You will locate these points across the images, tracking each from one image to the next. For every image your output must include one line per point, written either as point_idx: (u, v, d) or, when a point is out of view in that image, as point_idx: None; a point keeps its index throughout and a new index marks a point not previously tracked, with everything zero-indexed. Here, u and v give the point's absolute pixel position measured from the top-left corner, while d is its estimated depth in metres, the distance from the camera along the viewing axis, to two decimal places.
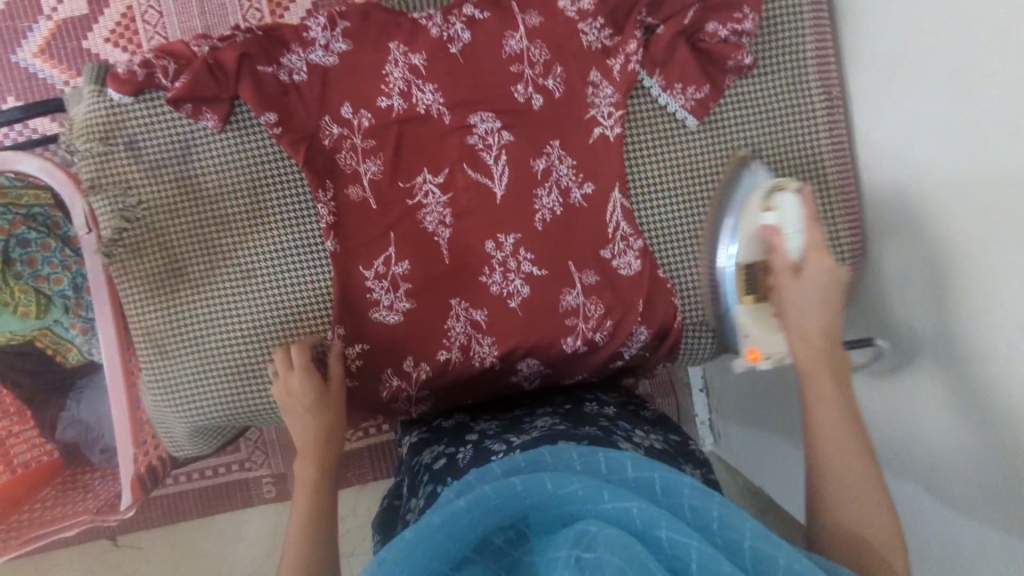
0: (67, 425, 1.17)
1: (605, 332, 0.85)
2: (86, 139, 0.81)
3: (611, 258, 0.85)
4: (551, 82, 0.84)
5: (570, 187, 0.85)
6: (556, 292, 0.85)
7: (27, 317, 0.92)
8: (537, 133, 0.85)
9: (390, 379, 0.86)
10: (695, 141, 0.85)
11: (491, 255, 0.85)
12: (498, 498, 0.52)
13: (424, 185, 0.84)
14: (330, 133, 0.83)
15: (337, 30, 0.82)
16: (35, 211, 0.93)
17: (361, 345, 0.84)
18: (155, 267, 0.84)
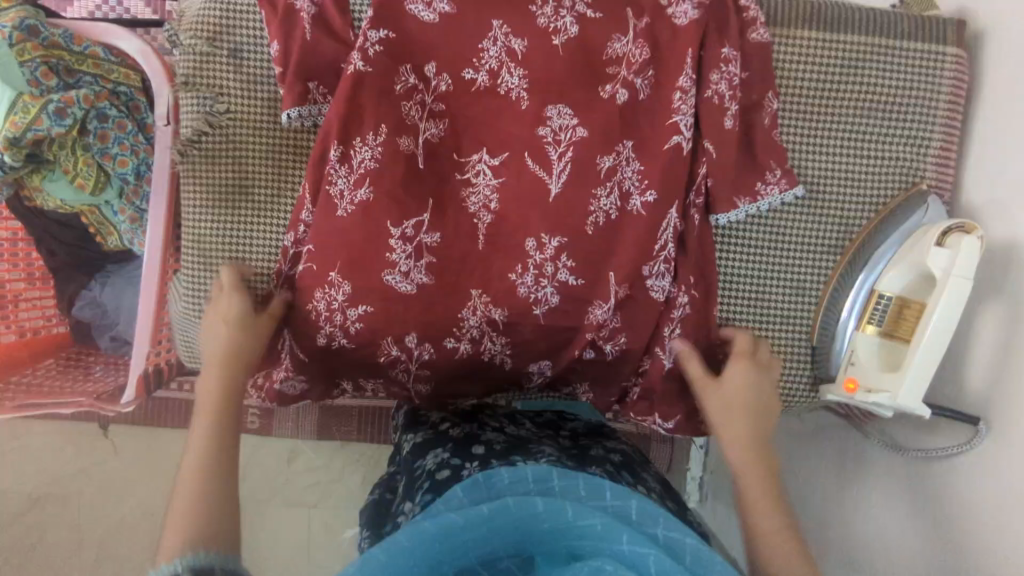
0: (86, 304, 1.15)
1: (616, 346, 0.81)
2: (192, 35, 0.80)
3: (648, 276, 0.79)
4: (641, 82, 0.77)
5: (631, 192, 0.77)
6: (584, 303, 0.79)
7: (83, 189, 0.91)
8: (612, 132, 0.77)
9: (388, 348, 0.80)
10: (793, 209, 0.82)
11: (529, 253, 0.77)
12: (514, 513, 0.52)
13: (477, 163, 0.78)
14: (404, 81, 0.77)
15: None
16: (121, 88, 0.90)
17: (365, 308, 0.77)
18: (220, 179, 0.82)
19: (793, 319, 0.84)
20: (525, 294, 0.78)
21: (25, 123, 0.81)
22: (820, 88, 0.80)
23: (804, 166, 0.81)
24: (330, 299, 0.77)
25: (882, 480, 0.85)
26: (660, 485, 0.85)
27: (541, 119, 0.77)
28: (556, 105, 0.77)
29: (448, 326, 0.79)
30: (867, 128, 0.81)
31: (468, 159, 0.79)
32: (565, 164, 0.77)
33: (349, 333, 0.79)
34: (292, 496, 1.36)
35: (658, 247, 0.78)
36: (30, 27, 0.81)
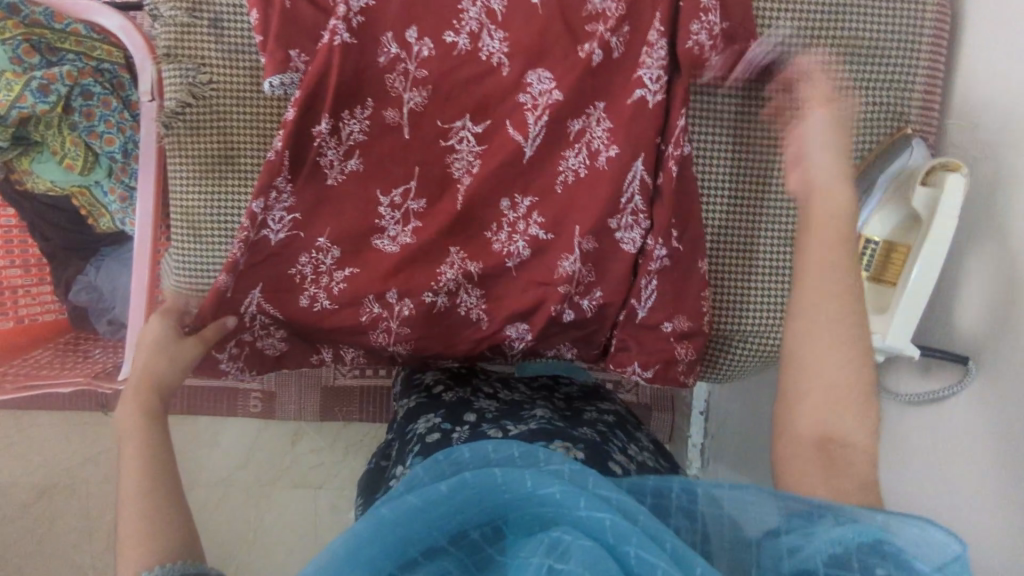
0: (81, 289, 1.15)
1: (593, 300, 0.83)
2: (172, 6, 0.80)
3: (616, 229, 0.80)
4: (615, 41, 0.77)
5: (599, 149, 0.79)
6: (555, 257, 0.81)
7: (71, 169, 0.91)
8: (587, 90, 0.78)
9: (369, 306, 0.83)
10: (777, 157, 0.82)
11: (503, 213, 0.81)
12: (473, 489, 0.51)
13: (461, 130, 0.80)
14: (387, 52, 0.77)
15: None
16: (104, 65, 0.89)
17: (349, 269, 0.82)
18: (206, 149, 0.82)
19: (782, 268, 0.84)
20: (499, 249, 0.82)
21: (8, 100, 0.81)
22: (800, 36, 0.80)
23: None
24: (317, 263, 0.81)
25: (878, 428, 0.85)
26: (654, 443, 0.87)
27: (520, 86, 0.78)
28: (536, 70, 0.78)
29: (424, 283, 0.82)
30: (848, 75, 0.80)
31: (452, 126, 0.80)
32: (541, 128, 0.78)
33: (332, 294, 0.82)
34: (297, 477, 1.37)
35: (623, 201, 0.79)
36: (9, 5, 0.82)
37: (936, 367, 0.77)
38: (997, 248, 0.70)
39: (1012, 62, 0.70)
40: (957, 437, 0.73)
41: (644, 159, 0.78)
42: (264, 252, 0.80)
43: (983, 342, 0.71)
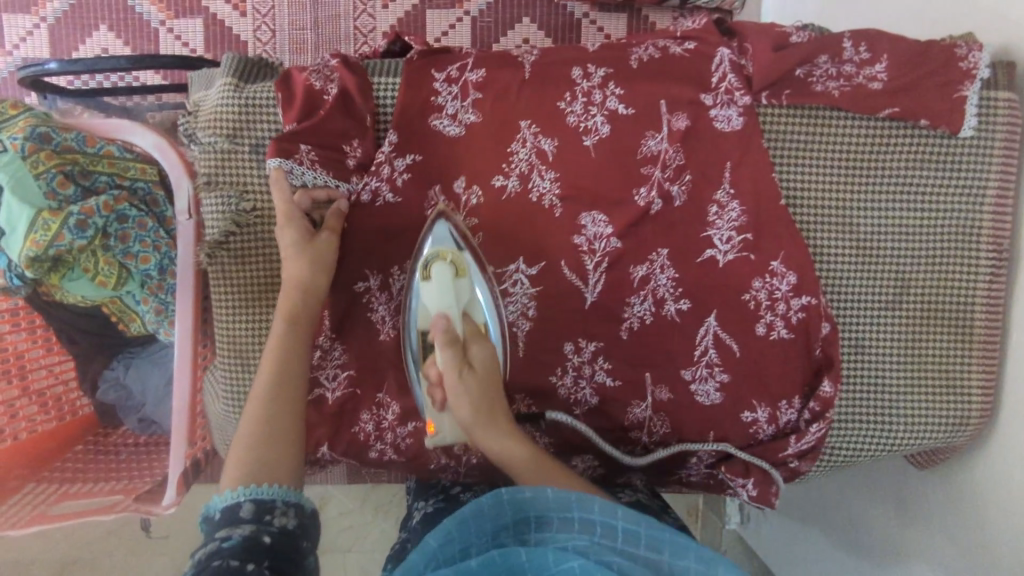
0: (110, 387, 1.13)
1: (666, 447, 0.83)
2: (212, 133, 0.77)
3: (690, 381, 0.80)
4: (676, 189, 0.77)
5: (666, 298, 0.79)
6: (624, 404, 0.82)
7: (103, 287, 0.87)
8: (648, 237, 0.78)
9: (437, 458, 0.83)
10: (849, 268, 0.78)
11: (568, 357, 0.81)
12: (501, 565, 0.54)
13: (514, 273, 0.80)
14: (435, 205, 0.78)
15: (469, 100, 0.77)
16: (138, 184, 0.86)
17: (413, 424, 0.81)
18: (252, 277, 0.79)
19: (856, 380, 0.80)
20: (565, 395, 0.82)
21: (47, 240, 0.76)
22: (867, 142, 0.75)
23: (859, 224, 0.77)
24: (379, 420, 0.81)
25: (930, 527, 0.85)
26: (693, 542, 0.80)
27: (574, 228, 0.78)
28: (591, 213, 0.78)
29: None
30: (920, 180, 0.75)
31: (505, 270, 0.80)
32: (601, 276, 0.79)
33: (400, 448, 0.82)
34: (324, 546, 1.35)
35: (698, 354, 0.79)
36: (41, 134, 0.78)
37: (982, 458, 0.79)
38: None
39: None
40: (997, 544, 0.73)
41: (719, 314, 0.79)
42: (348, 406, 0.81)
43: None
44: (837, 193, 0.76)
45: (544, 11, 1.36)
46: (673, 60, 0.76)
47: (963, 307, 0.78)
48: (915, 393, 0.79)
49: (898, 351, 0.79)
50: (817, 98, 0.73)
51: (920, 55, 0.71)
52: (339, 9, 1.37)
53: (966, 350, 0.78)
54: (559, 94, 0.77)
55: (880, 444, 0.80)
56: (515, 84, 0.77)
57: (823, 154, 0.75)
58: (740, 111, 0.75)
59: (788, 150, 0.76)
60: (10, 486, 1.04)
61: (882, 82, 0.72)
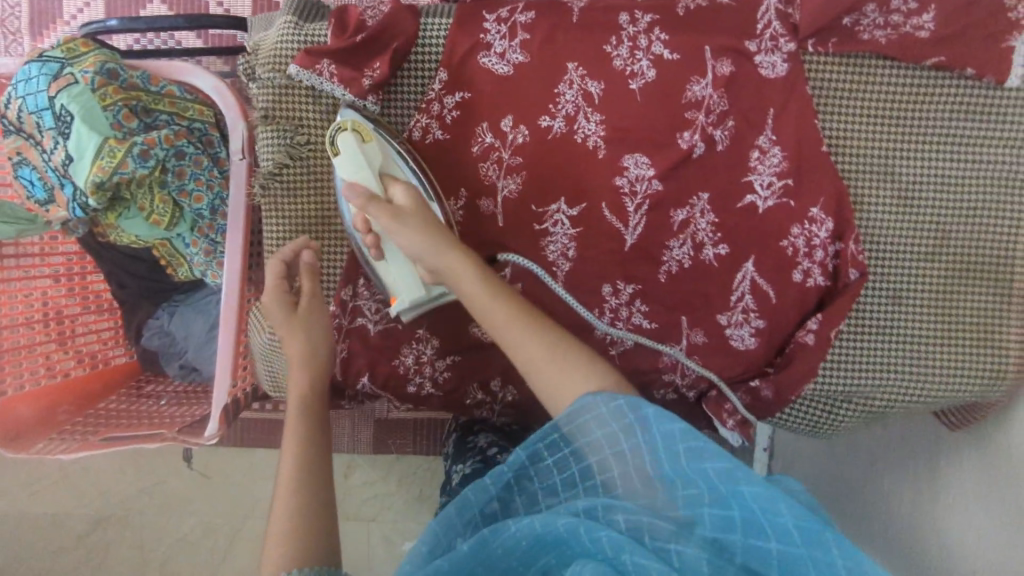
0: (154, 333, 1.16)
1: (698, 391, 0.86)
2: (270, 70, 0.79)
3: (726, 325, 0.82)
4: (719, 134, 0.79)
5: (705, 243, 0.81)
6: (659, 346, 0.84)
7: (157, 225, 0.90)
8: (688, 182, 0.80)
9: (474, 393, 0.85)
10: (890, 218, 0.78)
11: (605, 299, 0.83)
12: (493, 543, 0.53)
13: (555, 214, 0.82)
14: (482, 142, 0.81)
15: (516, 40, 0.79)
16: (195, 124, 0.89)
17: (452, 358, 0.84)
18: (304, 210, 0.82)
19: (893, 331, 0.80)
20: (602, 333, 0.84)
21: (112, 167, 0.80)
22: (913, 93, 0.75)
23: (900, 174, 0.78)
24: (419, 353, 0.83)
25: (958, 484, 0.84)
26: None
27: (617, 170, 0.80)
28: (633, 155, 0.80)
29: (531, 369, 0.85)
30: (963, 132, 0.76)
31: (547, 210, 0.82)
32: (641, 217, 0.81)
33: (438, 383, 0.85)
34: (350, 506, 1.37)
35: (734, 298, 0.81)
36: (109, 70, 0.82)
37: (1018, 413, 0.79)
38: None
39: None
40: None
41: (756, 259, 0.81)
42: (392, 336, 0.83)
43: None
44: (879, 142, 0.77)
45: None
46: (719, 7, 0.78)
47: (1004, 260, 0.78)
48: (954, 346, 0.79)
49: (937, 304, 0.79)
50: (862, 45, 0.74)
51: (969, 4, 0.72)
52: None
53: (1004, 304, 0.79)
54: (606, 38, 0.78)
55: (916, 397, 0.80)
56: (562, 28, 0.79)
57: (867, 104, 0.76)
58: (784, 57, 0.76)
59: (832, 98, 0.77)
60: (57, 418, 1.07)
61: (929, 31, 0.73)
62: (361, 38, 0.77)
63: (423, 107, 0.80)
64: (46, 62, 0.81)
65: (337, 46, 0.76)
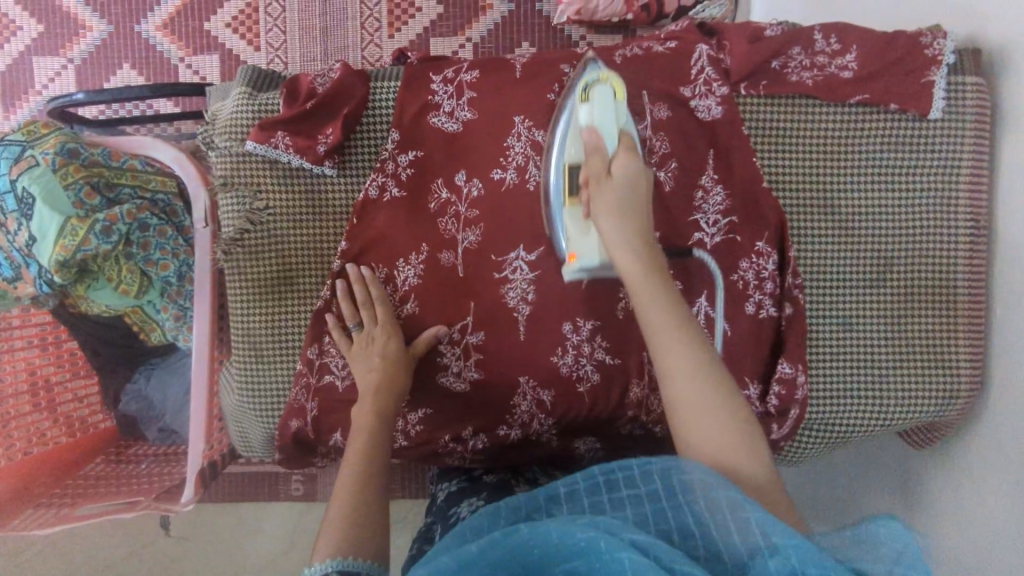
0: (131, 400, 1.17)
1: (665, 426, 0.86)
2: (228, 139, 0.83)
3: None
4: (663, 176, 0.81)
5: None
6: (625, 385, 0.84)
7: (126, 295, 0.92)
8: None
9: (446, 443, 0.86)
10: (832, 249, 0.81)
11: (567, 338, 0.84)
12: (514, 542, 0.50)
13: (515, 261, 0.83)
14: (438, 197, 0.83)
15: (463, 99, 0.83)
16: (159, 196, 0.91)
17: (423, 410, 0.85)
18: (265, 272, 0.84)
19: (846, 358, 0.82)
20: (568, 373, 0.84)
21: (74, 245, 0.82)
22: (842, 129, 0.79)
23: (838, 206, 0.81)
24: None
25: (927, 505, 0.84)
26: None
27: None
28: None
29: (500, 416, 0.85)
30: (893, 162, 0.79)
31: (505, 258, 0.83)
32: None
33: (410, 435, 0.86)
34: None
35: None
36: (70, 150, 0.84)
37: (976, 431, 0.80)
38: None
39: None
40: (988, 499, 0.74)
41: (709, 294, 0.81)
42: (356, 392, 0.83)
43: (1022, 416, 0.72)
44: (815, 177, 0.80)
45: (541, 34, 1.44)
46: (654, 56, 0.82)
47: (946, 281, 0.80)
48: (904, 367, 0.82)
49: (885, 329, 0.82)
50: (791, 86, 0.78)
51: (886, 43, 0.76)
52: (347, 40, 1.45)
53: (952, 325, 0.80)
54: (549, 89, 0.82)
55: (874, 421, 0.82)
56: (506, 83, 0.83)
57: (801, 141, 0.80)
58: (719, 101, 0.80)
59: (767, 137, 0.80)
60: (35, 492, 1.07)
61: (852, 71, 0.77)
62: (313, 103, 0.80)
63: (378, 167, 0.82)
64: (7, 146, 0.84)
65: (290, 114, 0.79)
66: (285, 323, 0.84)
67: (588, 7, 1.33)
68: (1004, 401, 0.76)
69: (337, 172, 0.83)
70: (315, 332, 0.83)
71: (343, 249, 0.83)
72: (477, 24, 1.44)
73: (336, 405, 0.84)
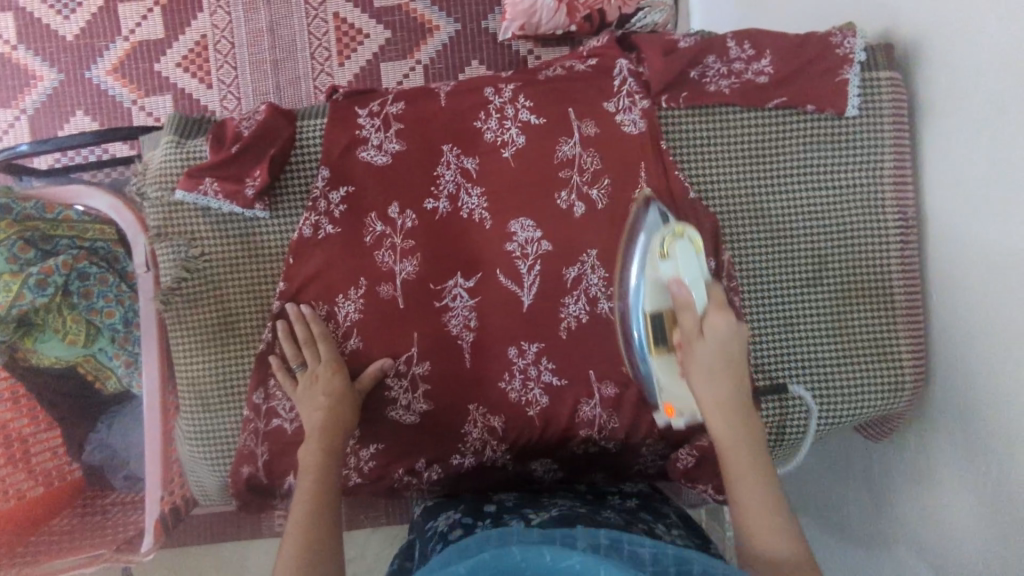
0: (95, 449, 1.16)
1: (617, 441, 0.85)
2: (159, 189, 0.82)
3: (633, 375, 0.83)
4: (596, 193, 0.82)
5: (599, 297, 0.83)
6: (574, 403, 0.84)
7: (74, 344, 0.92)
8: (575, 242, 0.82)
9: (399, 476, 0.85)
10: (766, 251, 0.82)
11: (513, 362, 0.84)
12: (510, 559, 0.52)
13: (454, 288, 0.84)
14: (373, 231, 0.83)
15: (391, 131, 0.83)
16: (98, 244, 0.93)
17: (375, 445, 0.85)
18: (206, 318, 0.83)
19: (790, 357, 0.82)
20: (516, 398, 0.84)
21: (8, 301, 0.85)
22: (763, 134, 0.80)
23: (768, 208, 0.81)
24: None
25: (888, 499, 0.84)
26: (683, 517, 0.84)
27: (506, 237, 0.83)
28: (518, 220, 0.83)
29: (452, 444, 0.85)
30: (817, 161, 0.80)
31: (444, 286, 0.84)
32: (535, 278, 0.83)
33: (364, 471, 0.85)
34: None
35: None
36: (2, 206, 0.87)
37: (923, 418, 0.80)
38: (964, 310, 0.72)
39: (955, 153, 0.71)
40: (943, 480, 0.74)
41: None
42: None
43: (964, 398, 0.72)
44: (743, 182, 0.81)
45: (491, 51, 1.45)
46: (576, 75, 0.83)
47: (881, 274, 0.80)
48: (848, 363, 0.82)
49: (825, 325, 0.82)
50: (711, 96, 0.80)
51: (798, 47, 0.78)
52: (298, 71, 1.46)
53: (891, 318, 0.80)
54: (475, 114, 0.83)
55: (822, 418, 0.82)
56: (433, 111, 0.83)
57: (725, 148, 0.81)
58: (641, 115, 0.81)
59: (692, 148, 0.81)
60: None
61: (768, 76, 0.79)
62: (240, 147, 0.81)
63: (310, 205, 0.82)
64: None
65: (217, 160, 0.80)
66: (229, 367, 0.84)
67: (532, 22, 1.33)
68: (945, 390, 0.76)
69: (270, 214, 0.83)
70: (260, 373, 0.83)
71: (280, 290, 0.82)
72: (425, 46, 1.45)
73: (287, 445, 0.83)
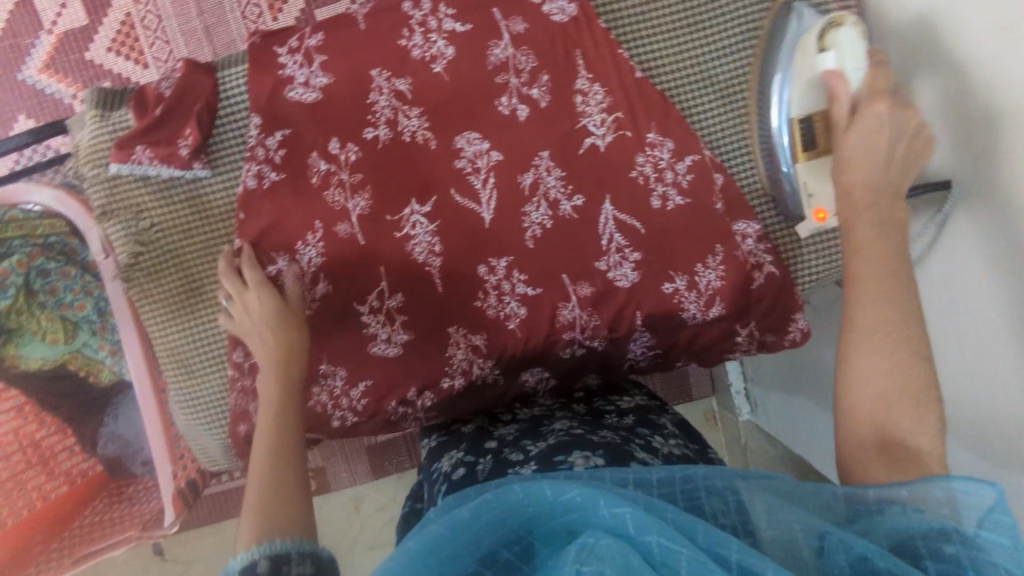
0: (109, 441, 1.06)
1: (603, 340, 0.85)
2: (94, 166, 0.80)
3: (606, 271, 0.82)
4: (537, 91, 0.79)
5: (559, 199, 0.81)
6: (553, 309, 0.83)
7: (56, 343, 0.94)
8: (526, 146, 0.80)
9: (394, 409, 0.86)
10: (723, 114, 0.81)
11: (485, 280, 0.83)
12: (510, 500, 0.46)
13: (411, 216, 0.82)
14: (318, 170, 0.81)
15: (315, 65, 0.80)
16: (52, 239, 0.94)
17: (364, 383, 0.85)
18: (172, 289, 0.83)
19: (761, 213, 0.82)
20: (494, 314, 0.84)
21: None
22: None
23: (718, 69, 0.80)
24: (331, 389, 0.85)
25: None
26: (682, 428, 0.81)
27: (454, 154, 0.81)
28: (463, 134, 0.80)
29: (439, 370, 0.85)
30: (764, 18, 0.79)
31: (401, 215, 0.82)
32: (491, 191, 0.81)
33: (358, 410, 0.86)
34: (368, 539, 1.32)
35: (605, 242, 0.81)
36: None
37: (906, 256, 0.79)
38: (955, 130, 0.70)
39: None
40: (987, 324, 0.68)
41: (612, 198, 0.81)
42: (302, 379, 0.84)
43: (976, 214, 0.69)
44: (690, 48, 0.80)
45: None
46: None
47: None
48: None
49: None
50: None
51: None
52: None
53: None
54: (398, 31, 0.79)
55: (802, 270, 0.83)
56: (356, 36, 0.80)
57: (666, 17, 0.80)
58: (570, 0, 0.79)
59: (633, 23, 0.80)
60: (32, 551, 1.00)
61: None
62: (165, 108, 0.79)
63: (248, 156, 0.80)
64: None
65: (144, 126, 0.78)
66: (205, 333, 0.84)
67: None
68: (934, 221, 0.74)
69: (210, 172, 0.81)
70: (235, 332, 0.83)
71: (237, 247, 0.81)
72: None
73: None
